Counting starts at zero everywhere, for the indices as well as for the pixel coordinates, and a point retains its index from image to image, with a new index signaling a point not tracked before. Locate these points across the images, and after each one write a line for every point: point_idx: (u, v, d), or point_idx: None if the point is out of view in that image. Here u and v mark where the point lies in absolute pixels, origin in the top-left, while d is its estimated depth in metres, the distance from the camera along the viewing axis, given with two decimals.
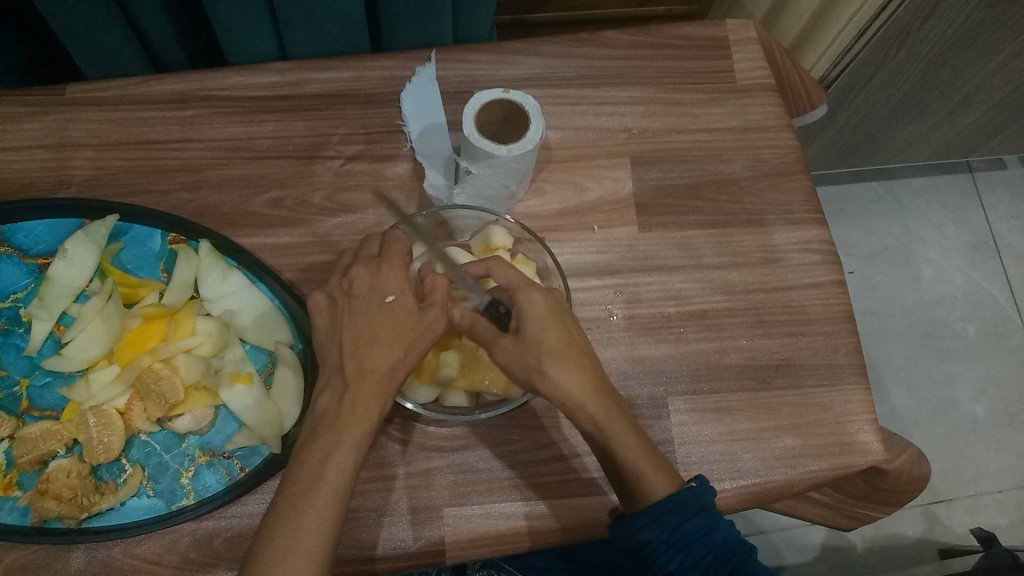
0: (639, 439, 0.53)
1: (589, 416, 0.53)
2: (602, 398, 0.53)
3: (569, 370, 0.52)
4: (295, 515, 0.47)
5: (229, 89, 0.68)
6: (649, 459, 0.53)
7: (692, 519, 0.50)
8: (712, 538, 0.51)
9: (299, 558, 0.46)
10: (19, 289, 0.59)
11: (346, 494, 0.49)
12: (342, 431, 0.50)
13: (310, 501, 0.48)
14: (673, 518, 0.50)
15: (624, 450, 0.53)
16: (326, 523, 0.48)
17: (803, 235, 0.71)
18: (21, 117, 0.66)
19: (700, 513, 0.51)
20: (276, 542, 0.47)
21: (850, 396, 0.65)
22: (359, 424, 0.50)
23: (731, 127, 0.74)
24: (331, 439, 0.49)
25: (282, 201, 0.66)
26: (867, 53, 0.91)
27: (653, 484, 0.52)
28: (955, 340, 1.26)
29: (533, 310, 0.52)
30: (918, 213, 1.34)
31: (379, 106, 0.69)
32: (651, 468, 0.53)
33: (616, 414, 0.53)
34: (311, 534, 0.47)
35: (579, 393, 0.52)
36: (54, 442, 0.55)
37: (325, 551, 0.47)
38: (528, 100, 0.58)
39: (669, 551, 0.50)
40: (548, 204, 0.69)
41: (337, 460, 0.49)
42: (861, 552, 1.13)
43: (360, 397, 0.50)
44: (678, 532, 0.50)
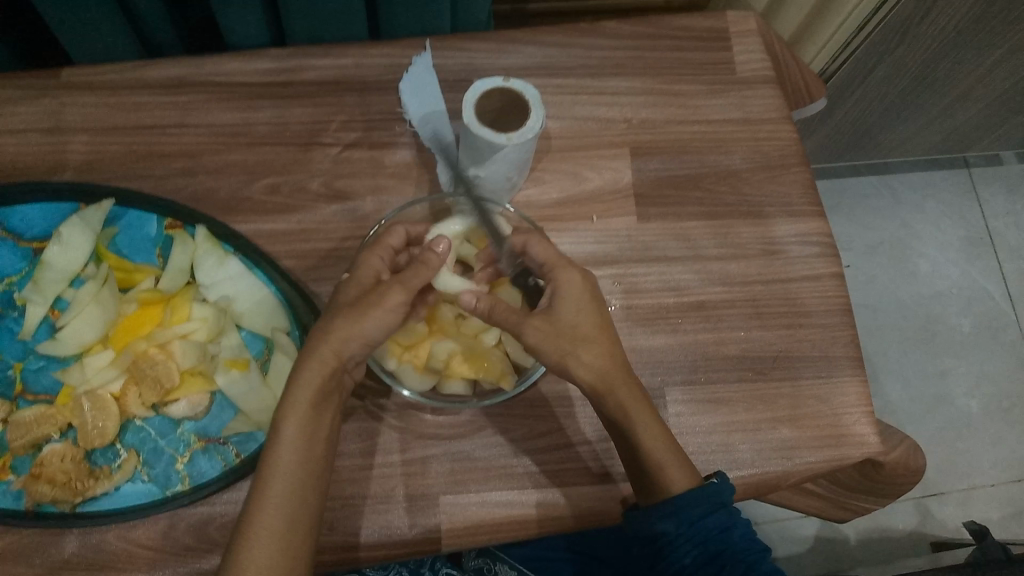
0: (663, 433, 0.55)
1: (614, 402, 0.54)
2: (630, 389, 0.54)
3: (599, 357, 0.54)
4: (258, 494, 0.48)
5: (227, 74, 0.68)
6: (670, 452, 0.54)
7: (711, 515, 0.52)
8: (728, 536, 0.53)
9: (268, 534, 0.47)
10: (14, 273, 0.59)
11: (310, 464, 0.49)
12: (290, 405, 0.49)
13: (270, 479, 0.48)
14: (692, 512, 0.52)
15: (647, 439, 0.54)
16: (289, 496, 0.48)
17: (802, 228, 0.71)
18: (16, 100, 0.65)
19: (720, 509, 0.53)
20: (244, 522, 0.48)
21: (847, 388, 0.65)
22: (307, 395, 0.50)
23: (730, 119, 0.74)
24: (281, 412, 0.49)
25: (279, 187, 0.66)
26: (866, 47, 0.91)
27: (673, 480, 0.53)
28: (951, 335, 1.26)
29: (570, 291, 0.54)
30: (915, 209, 1.34)
31: (378, 93, 0.69)
32: (671, 461, 0.54)
33: (642, 405, 0.55)
34: (276, 508, 0.48)
35: (607, 380, 0.54)
36: (48, 426, 0.54)
37: (295, 524, 0.48)
38: (528, 88, 0.58)
39: (685, 543, 0.52)
40: (547, 194, 0.69)
41: (290, 434, 0.49)
42: (853, 545, 1.14)
43: (305, 368, 0.50)
44: (697, 527, 0.52)
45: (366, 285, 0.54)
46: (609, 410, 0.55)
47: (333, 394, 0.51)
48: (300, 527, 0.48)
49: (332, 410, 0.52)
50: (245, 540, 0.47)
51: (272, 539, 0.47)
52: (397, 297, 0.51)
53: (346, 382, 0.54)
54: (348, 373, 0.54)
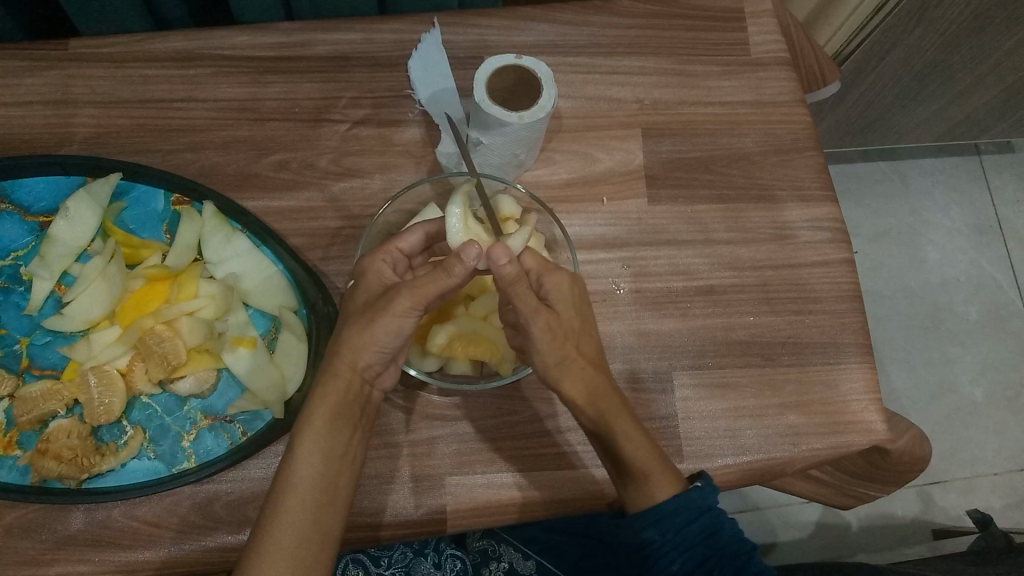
0: (647, 442, 0.54)
1: (597, 412, 0.54)
2: (612, 399, 0.54)
3: (581, 370, 0.53)
4: (272, 509, 0.48)
5: (235, 48, 0.67)
6: (655, 457, 0.54)
7: (697, 519, 0.53)
8: (715, 539, 0.54)
9: (279, 550, 0.46)
10: (20, 247, 0.58)
11: (326, 483, 0.49)
12: (308, 422, 0.50)
13: (285, 494, 0.48)
14: (678, 520, 0.53)
15: (629, 448, 0.54)
16: (303, 513, 0.48)
17: (813, 212, 0.70)
18: (22, 72, 0.65)
19: (706, 513, 0.54)
20: (257, 537, 0.47)
21: (855, 375, 0.64)
22: (324, 412, 0.50)
23: (744, 101, 0.72)
24: (299, 428, 0.50)
25: (288, 164, 0.65)
26: (882, 30, 0.90)
27: (655, 488, 0.54)
28: (957, 322, 1.26)
29: (558, 292, 0.53)
30: (925, 195, 1.33)
31: (388, 70, 0.68)
32: (656, 469, 0.54)
33: (623, 415, 0.54)
34: (287, 525, 0.47)
35: (590, 391, 0.54)
36: (55, 402, 0.54)
37: (308, 542, 0.47)
38: (540, 66, 0.58)
39: (671, 551, 0.53)
40: (556, 174, 0.68)
41: (306, 450, 0.49)
42: (855, 532, 1.14)
43: (325, 386, 0.51)
44: (683, 534, 0.53)
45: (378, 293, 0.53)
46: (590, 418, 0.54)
47: (355, 414, 0.51)
48: (312, 546, 0.47)
49: (353, 430, 0.51)
50: (257, 559, 0.46)
51: (283, 557, 0.46)
52: (405, 301, 0.49)
53: (373, 397, 0.53)
54: (374, 387, 0.53)
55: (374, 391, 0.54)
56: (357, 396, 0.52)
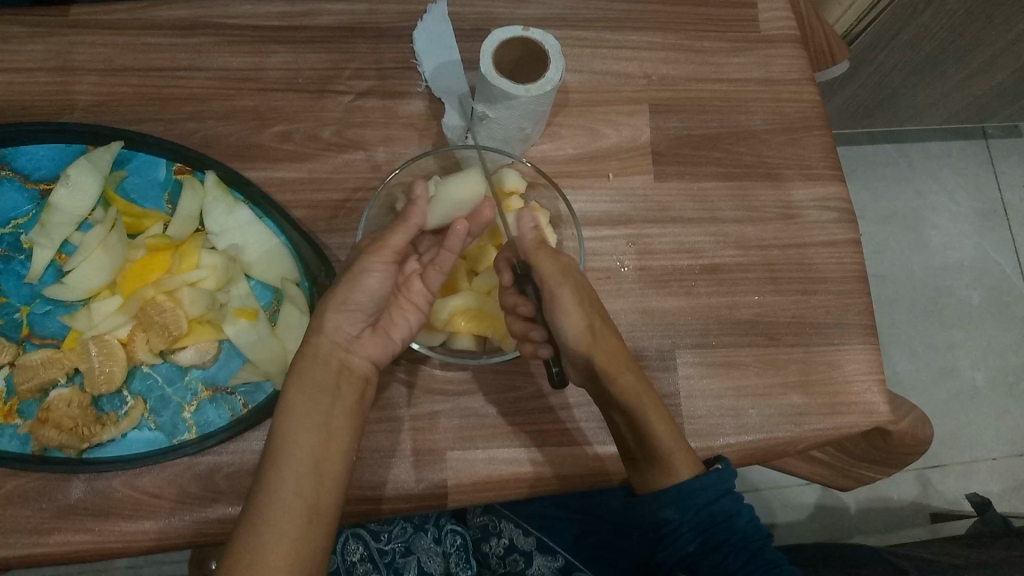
0: (666, 419, 0.55)
1: (625, 384, 0.54)
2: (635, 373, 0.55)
3: (604, 340, 0.55)
4: (257, 486, 0.48)
5: (239, 17, 0.66)
6: (676, 435, 0.55)
7: (716, 501, 0.54)
8: (732, 522, 0.54)
9: (263, 524, 0.46)
10: (20, 215, 0.58)
11: (308, 455, 0.48)
12: (290, 399, 0.50)
13: (268, 470, 0.48)
14: (698, 501, 0.53)
15: (656, 423, 0.54)
16: (285, 486, 0.47)
17: (820, 192, 0.69)
18: (23, 38, 0.64)
19: (726, 495, 0.54)
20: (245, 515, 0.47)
21: (858, 355, 0.64)
22: (306, 386, 0.50)
23: (753, 78, 0.72)
24: (282, 406, 0.50)
25: (291, 135, 0.64)
26: (894, 8, 0.89)
27: (679, 461, 0.54)
28: (960, 308, 1.25)
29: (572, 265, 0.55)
30: (931, 179, 1.32)
31: (392, 41, 0.67)
32: (676, 446, 0.54)
33: (646, 389, 0.55)
34: (269, 498, 0.47)
35: (615, 362, 0.54)
36: (55, 370, 0.54)
37: (291, 515, 0.47)
38: (548, 38, 0.56)
39: (688, 531, 0.53)
40: (562, 149, 0.68)
41: (289, 424, 0.49)
42: (853, 514, 1.14)
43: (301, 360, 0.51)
44: (702, 515, 0.53)
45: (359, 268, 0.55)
46: (620, 394, 0.54)
47: (338, 386, 0.51)
48: (304, 522, 0.47)
49: (339, 402, 0.51)
50: (246, 537, 0.46)
51: (265, 530, 0.46)
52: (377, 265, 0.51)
53: (360, 370, 0.53)
54: (354, 354, 0.53)
55: (358, 360, 0.53)
56: (339, 370, 0.52)
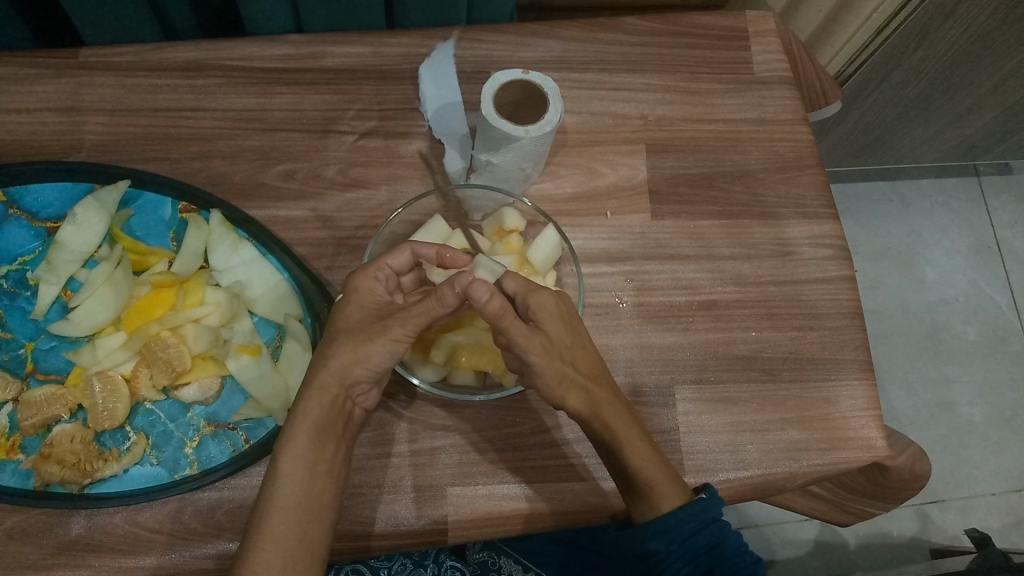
0: (650, 451, 0.55)
1: (603, 423, 0.55)
2: (615, 407, 0.55)
3: (580, 386, 0.54)
4: (255, 530, 0.48)
5: (245, 59, 0.68)
6: (662, 470, 0.55)
7: (702, 531, 0.54)
8: (719, 549, 0.55)
9: (265, 571, 0.47)
10: (26, 252, 0.59)
11: (310, 500, 0.49)
12: (291, 439, 0.50)
13: (267, 514, 0.48)
14: (683, 531, 0.54)
15: (638, 462, 0.54)
16: (287, 532, 0.48)
17: (815, 230, 0.70)
18: (33, 79, 0.65)
19: (710, 525, 0.55)
20: (242, 559, 0.47)
21: (856, 391, 0.65)
22: (309, 427, 0.50)
23: (746, 119, 0.73)
24: (281, 444, 0.50)
25: (295, 174, 0.65)
26: (884, 50, 0.91)
27: (663, 495, 0.54)
28: (956, 343, 1.26)
29: (545, 309, 0.53)
30: (924, 215, 1.34)
31: (395, 83, 0.69)
32: (662, 481, 0.54)
33: (628, 423, 0.55)
34: (271, 544, 0.47)
35: (592, 404, 0.54)
36: (59, 406, 0.55)
37: (293, 560, 0.48)
38: (548, 82, 0.58)
39: (675, 561, 0.54)
40: (561, 188, 0.69)
41: (287, 466, 0.49)
42: (853, 551, 1.14)
43: (302, 401, 0.51)
44: (686, 545, 0.54)
45: (371, 307, 0.53)
46: (601, 434, 0.55)
47: (338, 428, 0.52)
48: (299, 564, 0.48)
49: (337, 444, 0.52)
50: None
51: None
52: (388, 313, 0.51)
53: (354, 414, 0.54)
54: (357, 405, 0.54)
55: (356, 408, 0.55)
56: (340, 411, 0.52)
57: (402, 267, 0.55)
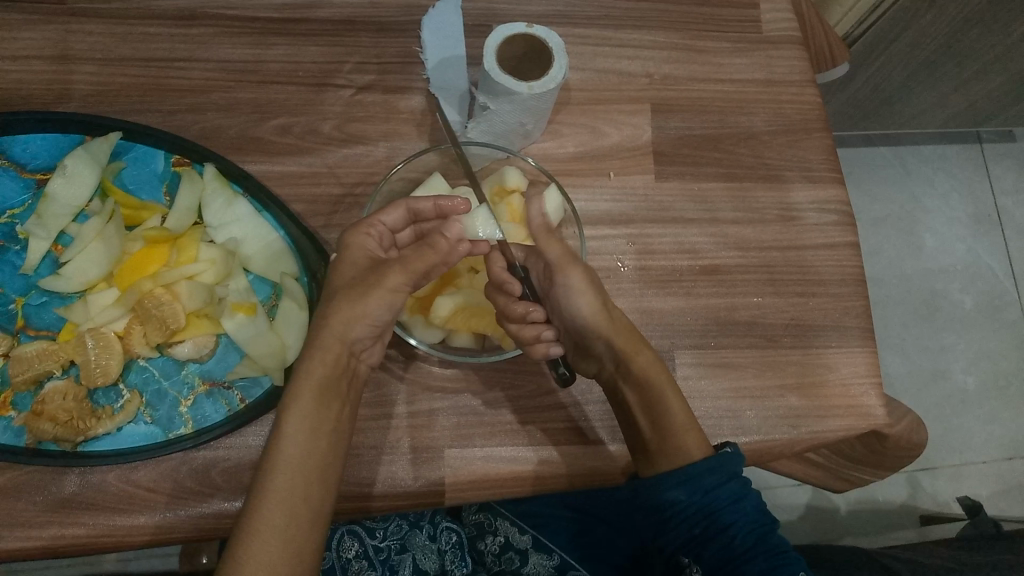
0: (680, 400, 0.56)
1: (641, 364, 0.57)
2: (650, 355, 0.58)
3: (619, 323, 0.58)
4: (259, 489, 0.47)
5: (239, 8, 0.65)
6: (689, 418, 0.56)
7: (724, 485, 0.53)
8: (740, 506, 0.53)
9: (270, 528, 0.45)
10: (15, 205, 0.57)
11: (315, 459, 0.48)
12: (296, 397, 0.49)
13: (270, 471, 0.47)
14: (705, 481, 0.53)
15: (674, 407, 0.56)
16: (291, 490, 0.47)
17: (820, 195, 0.69)
18: (19, 25, 0.63)
19: (732, 479, 0.54)
20: (245, 518, 0.46)
21: (856, 358, 0.64)
22: (314, 386, 0.49)
23: (754, 80, 0.71)
24: (286, 404, 0.49)
25: (290, 128, 0.64)
26: (896, 11, 0.89)
27: (692, 440, 0.55)
28: (952, 311, 1.26)
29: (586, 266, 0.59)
30: (926, 183, 1.32)
31: (395, 35, 0.66)
32: (691, 425, 0.55)
33: (660, 372, 0.57)
34: (275, 501, 0.46)
35: (630, 341, 0.57)
36: (50, 362, 0.53)
37: (297, 519, 0.46)
38: (552, 35, 0.56)
39: (695, 514, 0.52)
40: (564, 147, 0.67)
41: (291, 424, 0.49)
42: (843, 515, 1.15)
43: (307, 359, 0.50)
44: (710, 496, 0.53)
45: (364, 265, 0.53)
46: (642, 374, 0.57)
47: (342, 390, 0.51)
48: (303, 524, 0.47)
49: (341, 405, 0.51)
50: (244, 536, 0.45)
51: (274, 535, 0.45)
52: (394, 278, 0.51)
53: (359, 371, 0.54)
54: (360, 360, 0.54)
55: (360, 365, 0.54)
56: (345, 369, 0.52)
57: (395, 224, 0.56)
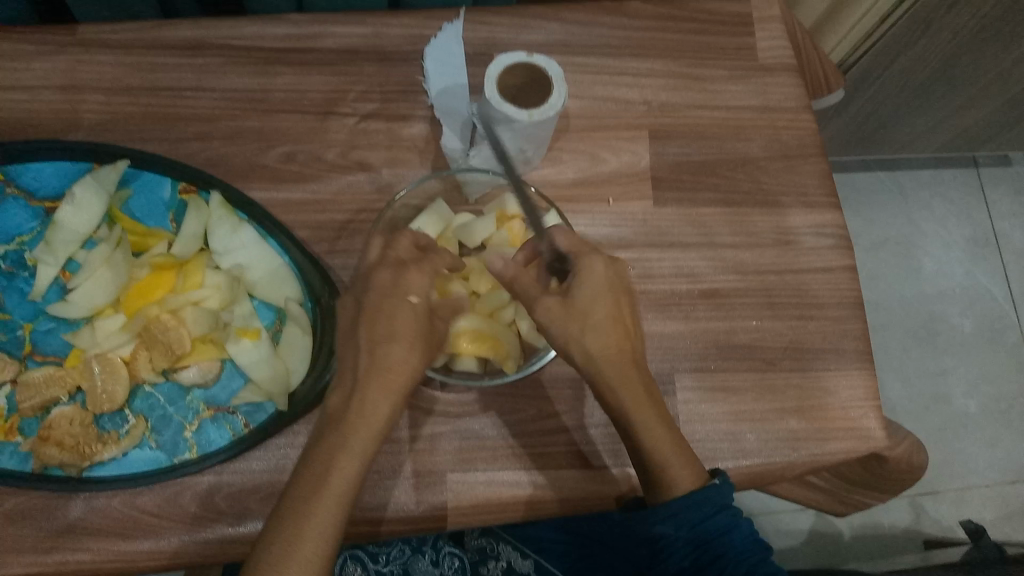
0: (668, 433, 0.53)
1: (620, 395, 0.53)
2: (637, 381, 0.53)
3: (601, 349, 0.52)
4: (295, 516, 0.46)
5: (245, 38, 0.67)
6: (679, 453, 0.53)
7: (713, 517, 0.52)
8: (730, 538, 0.52)
9: (305, 559, 0.45)
10: (25, 232, 0.58)
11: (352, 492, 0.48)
12: (356, 431, 0.48)
13: (310, 506, 0.46)
14: (692, 516, 0.52)
15: (653, 440, 0.52)
16: (326, 529, 0.46)
17: (817, 219, 0.70)
18: (31, 56, 0.64)
19: (722, 511, 0.52)
20: (279, 542, 0.46)
21: (855, 381, 0.65)
22: (375, 423, 0.49)
23: (750, 106, 0.73)
24: (343, 434, 0.48)
25: (295, 156, 0.65)
26: (889, 39, 0.90)
27: (677, 477, 0.52)
28: (951, 334, 1.26)
29: (591, 279, 0.52)
30: (922, 205, 1.34)
31: (398, 64, 0.68)
32: (677, 462, 0.52)
33: (647, 400, 0.53)
34: (310, 543, 0.46)
35: (610, 372, 0.52)
36: (58, 388, 0.54)
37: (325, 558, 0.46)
38: (552, 65, 0.57)
39: (683, 546, 0.52)
40: (563, 173, 0.68)
41: (344, 457, 0.48)
42: (848, 540, 1.15)
43: (367, 397, 0.49)
44: (697, 530, 0.52)
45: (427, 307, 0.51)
46: (624, 405, 0.53)
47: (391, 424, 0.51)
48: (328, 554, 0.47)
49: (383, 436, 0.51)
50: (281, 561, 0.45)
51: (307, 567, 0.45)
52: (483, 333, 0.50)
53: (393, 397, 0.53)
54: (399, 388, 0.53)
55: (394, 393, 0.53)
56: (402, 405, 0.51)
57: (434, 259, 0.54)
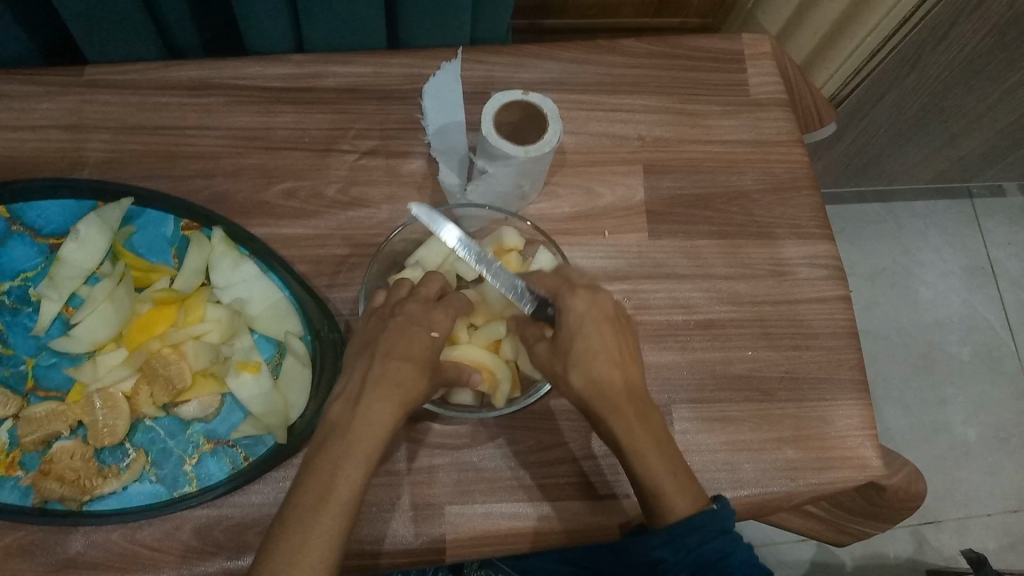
0: (662, 460, 0.52)
1: (611, 426, 0.53)
2: (629, 412, 0.52)
3: (589, 381, 0.52)
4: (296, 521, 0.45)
5: (248, 79, 0.69)
6: (671, 479, 0.51)
7: (710, 542, 0.50)
8: (728, 562, 0.51)
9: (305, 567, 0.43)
10: (29, 269, 0.59)
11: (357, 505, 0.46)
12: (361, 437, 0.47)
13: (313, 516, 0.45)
14: (690, 541, 0.50)
15: (648, 467, 0.51)
16: (330, 538, 0.44)
17: (810, 250, 0.71)
18: (37, 97, 0.66)
19: (719, 536, 0.51)
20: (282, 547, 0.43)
21: (851, 411, 0.65)
22: (381, 431, 0.48)
23: (743, 140, 0.74)
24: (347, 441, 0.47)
25: (297, 192, 0.66)
26: (878, 74, 0.92)
27: (672, 505, 0.51)
28: (949, 362, 1.27)
29: (574, 313, 0.53)
30: (918, 235, 1.35)
31: (397, 102, 0.70)
32: (670, 488, 0.51)
33: (641, 429, 0.52)
34: (314, 555, 0.43)
35: (599, 403, 0.52)
36: (59, 423, 0.55)
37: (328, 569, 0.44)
38: (547, 102, 0.58)
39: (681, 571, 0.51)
40: (560, 208, 0.70)
41: (349, 463, 0.46)
42: (850, 570, 1.14)
43: (374, 405, 0.48)
44: (695, 555, 0.50)
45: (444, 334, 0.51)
46: (613, 434, 0.53)
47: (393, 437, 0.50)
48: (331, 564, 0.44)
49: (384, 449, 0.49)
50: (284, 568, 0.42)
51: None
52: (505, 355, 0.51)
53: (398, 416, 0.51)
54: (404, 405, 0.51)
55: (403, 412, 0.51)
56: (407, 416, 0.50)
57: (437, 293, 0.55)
